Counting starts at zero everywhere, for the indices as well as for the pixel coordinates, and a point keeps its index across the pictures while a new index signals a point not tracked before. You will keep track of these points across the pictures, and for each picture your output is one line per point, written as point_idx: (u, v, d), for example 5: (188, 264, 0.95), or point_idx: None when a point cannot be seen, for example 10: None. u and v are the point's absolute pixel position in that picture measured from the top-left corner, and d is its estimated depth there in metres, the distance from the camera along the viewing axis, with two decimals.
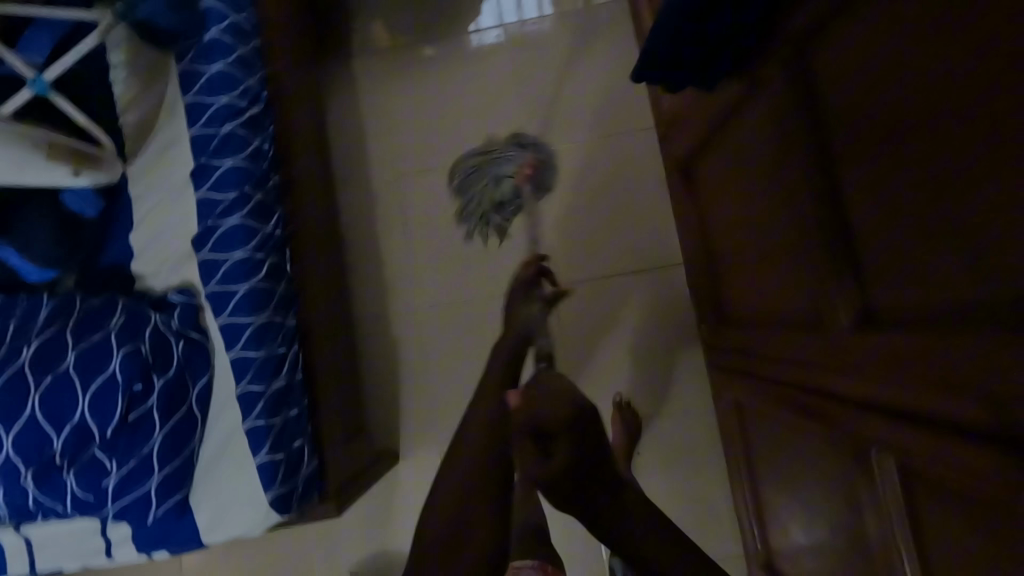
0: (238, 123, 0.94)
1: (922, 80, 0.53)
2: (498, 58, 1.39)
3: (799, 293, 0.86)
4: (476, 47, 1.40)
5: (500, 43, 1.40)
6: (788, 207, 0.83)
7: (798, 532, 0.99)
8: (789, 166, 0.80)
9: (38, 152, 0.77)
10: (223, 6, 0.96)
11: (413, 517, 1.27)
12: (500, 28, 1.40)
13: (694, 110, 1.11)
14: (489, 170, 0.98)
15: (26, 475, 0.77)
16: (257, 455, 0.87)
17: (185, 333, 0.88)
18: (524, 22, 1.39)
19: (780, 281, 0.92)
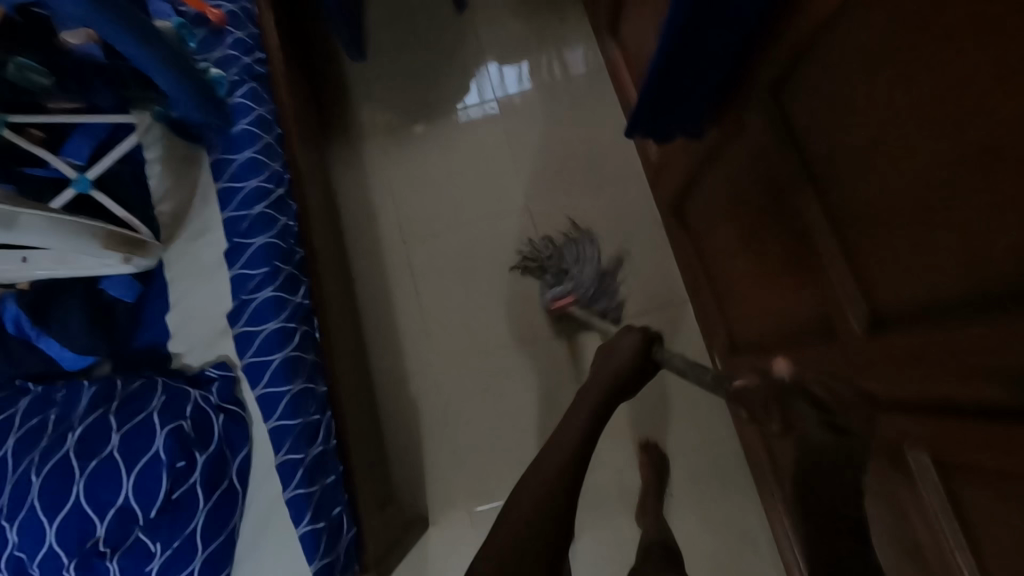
0: (267, 204, 1.01)
1: (912, 95, 0.58)
2: (489, 128, 1.51)
3: (805, 311, 0.89)
4: (464, 121, 1.51)
5: (493, 113, 1.52)
6: (784, 228, 0.87)
7: None
8: (782, 190, 0.85)
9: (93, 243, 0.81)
10: (250, 101, 1.05)
11: None
12: (484, 104, 1.52)
13: (676, 153, 1.19)
14: (582, 267, 1.35)
15: (70, 566, 0.76)
16: (299, 526, 0.85)
17: (224, 407, 0.89)
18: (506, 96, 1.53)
19: (785, 302, 0.95)
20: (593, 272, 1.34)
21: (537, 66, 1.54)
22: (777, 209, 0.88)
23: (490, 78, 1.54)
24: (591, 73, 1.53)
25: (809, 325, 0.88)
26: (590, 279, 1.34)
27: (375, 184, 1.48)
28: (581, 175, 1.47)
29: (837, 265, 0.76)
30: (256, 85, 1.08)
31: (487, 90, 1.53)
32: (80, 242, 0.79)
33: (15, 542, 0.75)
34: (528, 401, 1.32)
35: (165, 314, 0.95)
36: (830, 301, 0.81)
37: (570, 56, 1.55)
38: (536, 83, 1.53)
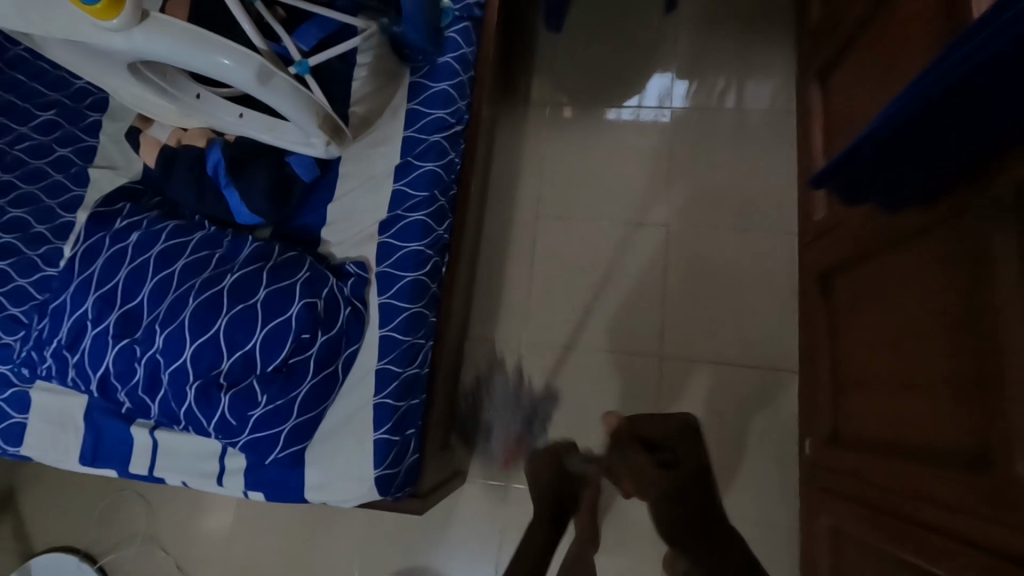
0: (445, 136, 1.06)
1: None
2: (648, 135, 1.49)
3: (942, 428, 0.82)
4: (615, 120, 1.51)
5: (660, 121, 1.49)
6: (957, 336, 0.80)
7: None
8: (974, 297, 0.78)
9: (313, 119, 0.84)
10: (461, 38, 1.10)
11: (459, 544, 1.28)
12: (638, 110, 1.50)
13: (846, 222, 1.12)
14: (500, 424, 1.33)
15: (193, 385, 0.86)
16: (376, 432, 0.91)
17: (352, 302, 0.95)
18: (673, 108, 1.49)
19: (915, 410, 0.88)
20: (518, 417, 1.33)
21: (718, 89, 1.49)
22: (960, 313, 0.80)
23: (664, 85, 1.51)
24: (770, 113, 1.46)
25: (949, 446, 0.80)
26: (518, 420, 1.33)
27: (526, 154, 1.52)
28: (723, 211, 1.42)
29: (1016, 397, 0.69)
30: (471, 26, 1.12)
31: (654, 95, 1.51)
32: (304, 113, 0.82)
33: (159, 347, 0.86)
34: (597, 406, 1.33)
35: (329, 203, 1.04)
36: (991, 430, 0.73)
37: (756, 89, 1.48)
38: (712, 106, 1.48)
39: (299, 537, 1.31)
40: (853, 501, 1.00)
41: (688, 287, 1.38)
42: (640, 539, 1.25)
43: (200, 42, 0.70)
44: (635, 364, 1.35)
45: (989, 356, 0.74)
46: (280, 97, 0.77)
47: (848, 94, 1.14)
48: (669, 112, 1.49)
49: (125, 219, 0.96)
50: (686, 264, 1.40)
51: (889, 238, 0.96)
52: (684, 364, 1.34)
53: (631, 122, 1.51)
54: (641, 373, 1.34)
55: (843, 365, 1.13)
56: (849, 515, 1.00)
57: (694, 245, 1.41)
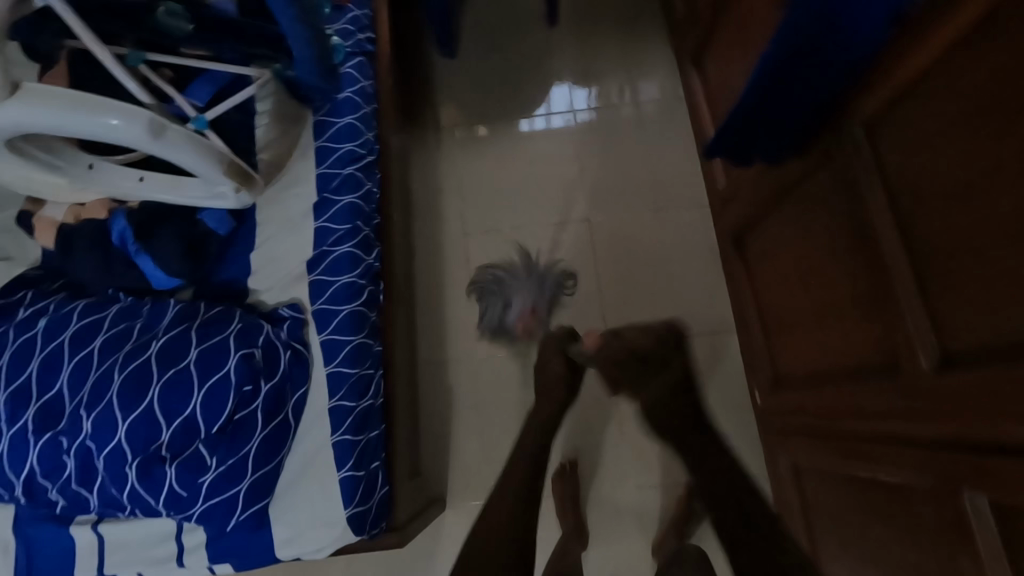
0: (358, 167, 1.07)
1: (1002, 150, 0.61)
2: (560, 140, 1.56)
3: (857, 348, 0.90)
4: (527, 130, 1.57)
5: (567, 125, 1.57)
6: (851, 264, 0.89)
7: None
8: (853, 224, 0.88)
9: (217, 166, 0.83)
10: (357, 73, 1.13)
11: None
12: (546, 116, 1.58)
13: (743, 185, 1.22)
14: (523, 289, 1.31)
15: (132, 465, 0.80)
16: (340, 471, 0.88)
17: (291, 344, 0.93)
18: (577, 112, 1.58)
19: (834, 338, 0.96)
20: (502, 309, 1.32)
21: (614, 89, 1.60)
22: (850, 242, 0.89)
23: (565, 93, 1.60)
24: (665, 103, 1.58)
25: (867, 363, 0.88)
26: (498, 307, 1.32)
27: (446, 177, 1.55)
28: (640, 199, 1.50)
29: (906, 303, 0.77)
30: (365, 60, 1.15)
31: (558, 104, 1.59)
32: (207, 162, 0.81)
33: (88, 432, 0.81)
34: None
35: (251, 252, 1.02)
36: (893, 338, 0.81)
37: (648, 83, 1.60)
38: (612, 105, 1.58)
39: None
40: (804, 437, 1.07)
41: (622, 273, 1.45)
42: (625, 524, 1.28)
43: (82, 105, 0.68)
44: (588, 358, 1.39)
45: (879, 274, 0.83)
46: (178, 148, 0.76)
47: (722, 75, 1.26)
48: (574, 116, 1.58)
49: (30, 307, 0.90)
50: (617, 251, 1.47)
51: (782, 192, 1.05)
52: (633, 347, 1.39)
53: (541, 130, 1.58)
54: None
55: (770, 316, 1.21)
56: (805, 450, 1.06)
57: (620, 233, 1.48)
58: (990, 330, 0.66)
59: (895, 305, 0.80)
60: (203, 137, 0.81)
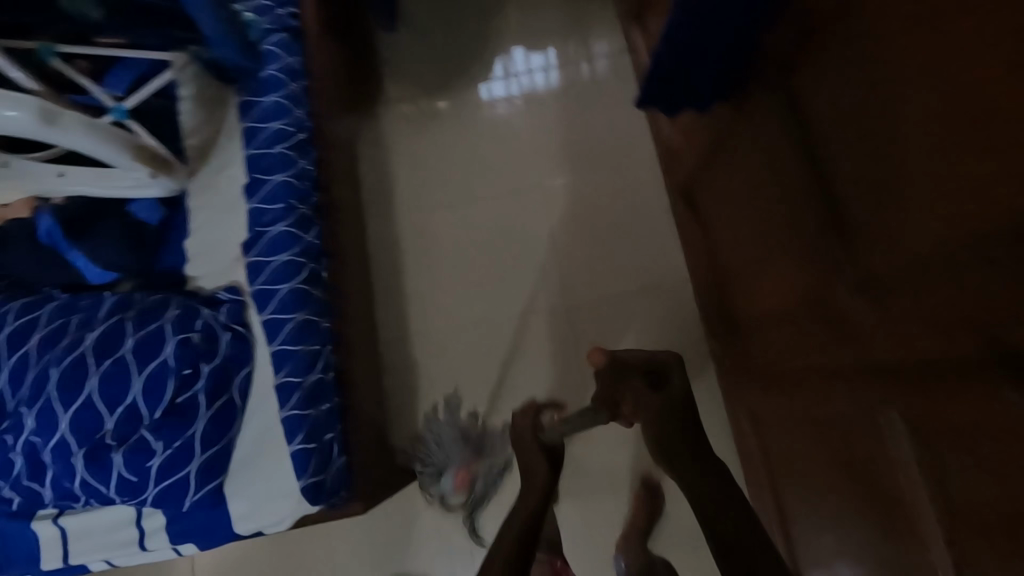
0: (288, 145, 1.06)
1: (892, 66, 0.62)
2: (516, 105, 1.54)
3: (791, 282, 0.91)
4: (486, 96, 1.55)
5: (517, 90, 1.55)
6: (779, 200, 0.90)
7: (817, 529, 0.97)
8: (775, 160, 0.88)
9: (125, 153, 0.83)
10: (281, 49, 1.11)
11: (430, 546, 1.29)
12: (505, 80, 1.56)
13: (686, 134, 1.22)
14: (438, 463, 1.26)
15: (78, 456, 0.81)
16: (291, 444, 0.90)
17: (232, 326, 0.94)
18: (534, 74, 1.56)
19: (772, 275, 0.98)
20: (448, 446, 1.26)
21: (566, 48, 1.58)
22: (775, 176, 0.89)
23: (522, 55, 1.57)
24: (619, 58, 1.55)
25: (798, 296, 0.89)
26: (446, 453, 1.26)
27: (398, 153, 1.53)
28: (596, 158, 1.49)
29: (824, 232, 0.78)
30: (288, 36, 1.13)
31: (517, 65, 1.57)
32: (114, 148, 0.81)
33: (31, 428, 0.81)
34: (523, 371, 1.37)
35: (185, 239, 1.01)
36: (817, 269, 0.83)
37: (602, 40, 1.58)
38: (565, 66, 1.56)
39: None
40: (757, 377, 1.09)
41: (578, 234, 1.45)
42: (596, 480, 1.31)
43: None
44: (551, 321, 1.40)
45: (801, 207, 0.84)
46: (77, 136, 0.77)
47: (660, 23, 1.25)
48: (533, 78, 1.56)
49: None
50: (573, 212, 1.47)
51: (717, 134, 1.05)
52: (590, 306, 1.40)
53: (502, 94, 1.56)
54: (556, 325, 1.40)
55: (720, 263, 1.22)
56: (758, 389, 1.09)
57: (576, 194, 1.48)
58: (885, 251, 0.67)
59: (817, 234, 0.81)
60: (105, 123, 0.82)
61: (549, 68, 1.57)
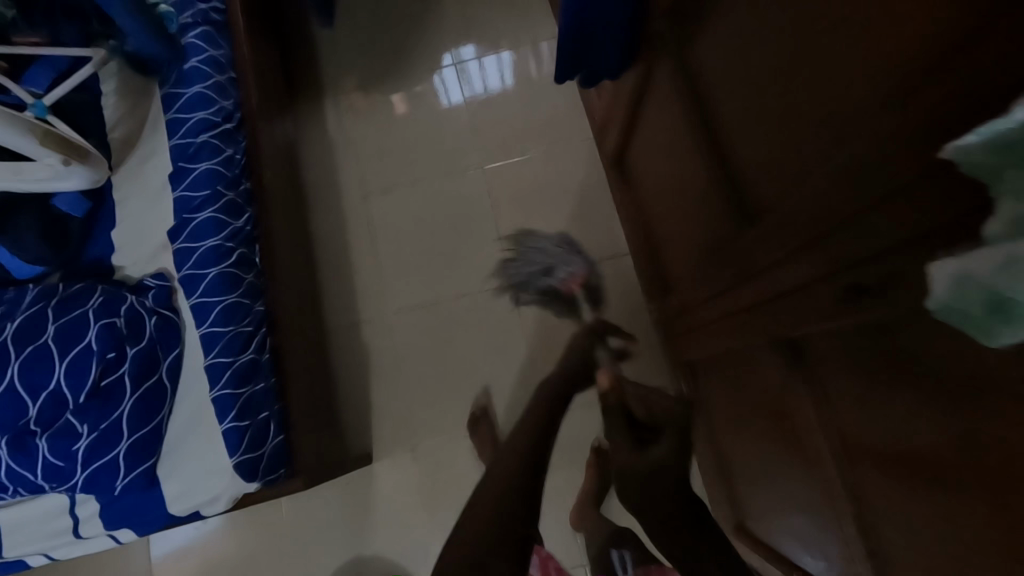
0: (214, 134, 1.07)
1: (754, 11, 0.65)
2: (463, 92, 1.57)
3: (706, 237, 0.95)
4: (437, 84, 1.58)
5: (465, 77, 1.58)
6: (687, 158, 0.93)
7: (750, 475, 1.00)
8: (678, 119, 0.92)
9: (29, 136, 0.87)
10: (203, 42, 1.12)
11: (386, 529, 1.30)
12: (455, 66, 1.59)
13: (614, 107, 1.25)
14: (553, 257, 1.44)
15: (2, 443, 0.82)
16: (223, 423, 0.91)
17: (159, 311, 0.94)
18: (482, 60, 1.59)
19: (691, 233, 1.01)
20: (540, 264, 1.43)
21: (509, 35, 1.61)
22: (679, 133, 0.93)
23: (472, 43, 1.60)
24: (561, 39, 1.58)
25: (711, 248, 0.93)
26: (555, 260, 1.43)
27: (343, 145, 1.55)
28: (537, 140, 1.53)
29: (719, 180, 0.82)
30: (211, 29, 1.14)
31: (467, 53, 1.60)
32: (16, 129, 0.86)
33: None
34: (472, 350, 1.40)
35: (112, 230, 1.02)
36: (720, 219, 0.86)
37: (543, 25, 1.61)
38: (508, 51, 1.59)
39: (226, 565, 1.28)
40: (687, 337, 1.12)
41: (523, 214, 1.48)
42: None
43: None
44: (499, 300, 1.42)
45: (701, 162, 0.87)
46: None
47: None
48: (483, 64, 1.58)
49: None
50: (517, 193, 1.50)
51: (634, 102, 1.09)
52: None
53: (454, 80, 1.58)
54: (503, 305, 1.42)
55: (652, 229, 1.25)
56: (689, 346, 1.12)
57: (519, 176, 1.51)
58: (762, 189, 0.70)
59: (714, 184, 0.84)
60: (33, 117, 0.89)
61: (497, 54, 1.59)
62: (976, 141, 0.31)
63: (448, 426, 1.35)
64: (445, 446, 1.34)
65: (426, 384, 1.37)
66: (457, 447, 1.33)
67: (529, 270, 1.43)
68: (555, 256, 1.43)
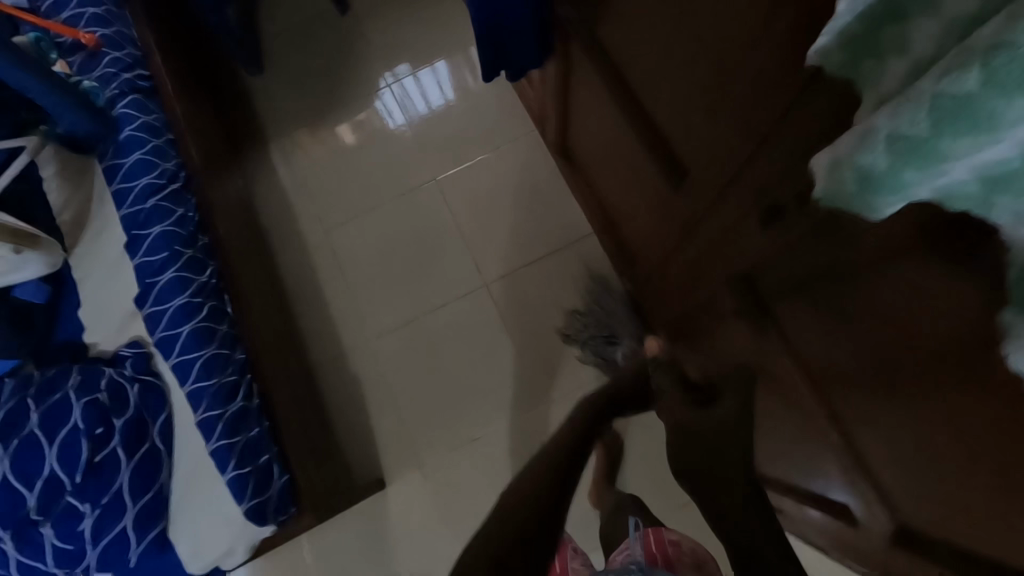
0: (162, 196, 1.08)
1: None
2: (406, 109, 1.60)
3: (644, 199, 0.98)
4: (379, 106, 1.60)
5: (405, 94, 1.61)
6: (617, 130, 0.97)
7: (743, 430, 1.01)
8: (600, 94, 0.95)
9: None
10: (134, 110, 1.13)
11: (411, 548, 1.30)
12: (393, 85, 1.62)
13: (547, 97, 1.29)
14: (616, 319, 1.34)
15: (6, 539, 0.81)
16: (225, 474, 0.91)
17: (139, 378, 0.95)
18: (418, 76, 1.62)
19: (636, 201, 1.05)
20: (608, 324, 1.35)
21: (439, 48, 1.64)
22: (605, 106, 0.96)
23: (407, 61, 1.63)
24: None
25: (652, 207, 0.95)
26: (620, 330, 1.33)
27: (295, 184, 1.56)
28: (481, 143, 1.55)
29: (645, 142, 0.85)
30: (139, 96, 1.15)
31: (403, 72, 1.63)
32: None
33: None
34: (460, 357, 1.41)
35: (78, 309, 1.02)
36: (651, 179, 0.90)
37: (466, 33, 1.65)
38: (442, 62, 1.62)
39: None
40: (656, 299, 1.14)
41: (482, 217, 1.51)
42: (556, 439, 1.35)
43: None
44: (477, 304, 1.44)
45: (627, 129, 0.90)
46: None
47: None
48: (420, 79, 1.61)
49: None
50: (473, 197, 1.52)
51: (562, 85, 1.12)
52: (507, 279, 1.46)
53: (396, 100, 1.61)
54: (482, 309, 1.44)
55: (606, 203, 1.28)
56: (662, 308, 1.14)
57: (472, 180, 1.53)
58: (687, 140, 0.73)
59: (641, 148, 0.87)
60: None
61: (431, 67, 1.63)
62: (831, 40, 0.33)
63: (451, 436, 1.36)
64: (453, 455, 1.35)
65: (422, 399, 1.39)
66: (464, 454, 1.35)
67: (594, 328, 1.37)
68: (621, 323, 1.33)
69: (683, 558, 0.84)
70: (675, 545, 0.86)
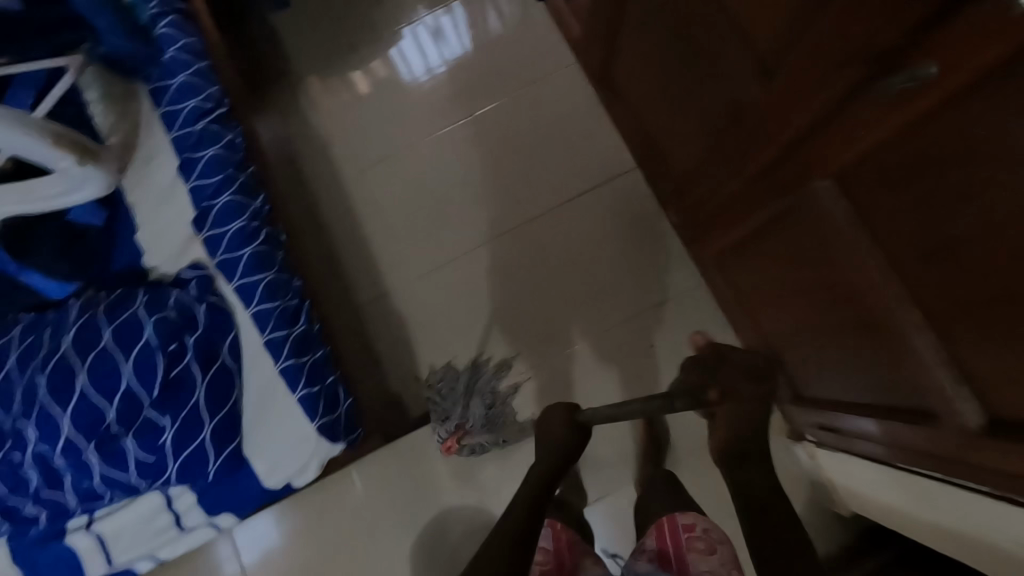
0: (210, 120, 1.05)
1: None
2: (423, 57, 1.48)
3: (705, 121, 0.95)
4: (395, 54, 1.49)
5: (420, 40, 1.50)
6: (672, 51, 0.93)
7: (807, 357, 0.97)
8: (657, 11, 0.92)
9: (42, 139, 0.83)
10: (174, 30, 1.08)
11: (462, 487, 1.27)
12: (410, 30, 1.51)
13: (593, 19, 1.21)
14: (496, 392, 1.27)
15: (89, 450, 0.83)
16: (296, 392, 0.92)
17: (205, 299, 0.94)
18: (437, 18, 1.51)
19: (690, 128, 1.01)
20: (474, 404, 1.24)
21: None
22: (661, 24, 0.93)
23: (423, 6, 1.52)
24: None
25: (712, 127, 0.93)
26: (477, 413, 1.24)
27: (319, 123, 1.47)
28: (512, 79, 1.46)
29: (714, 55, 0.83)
30: (178, 16, 1.10)
31: (420, 16, 1.51)
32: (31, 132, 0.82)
33: (35, 439, 0.82)
34: (503, 297, 1.36)
35: (135, 234, 1.01)
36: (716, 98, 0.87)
37: None
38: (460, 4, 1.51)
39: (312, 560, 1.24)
40: (714, 228, 1.11)
41: (520, 155, 1.43)
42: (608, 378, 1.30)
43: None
44: (518, 244, 1.39)
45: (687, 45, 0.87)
46: None
47: None
48: (439, 21, 1.50)
49: None
50: (510, 133, 1.44)
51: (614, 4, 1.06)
52: (550, 214, 1.40)
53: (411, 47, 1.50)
54: (523, 249, 1.38)
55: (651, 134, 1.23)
56: (717, 237, 1.12)
57: (508, 115, 1.45)
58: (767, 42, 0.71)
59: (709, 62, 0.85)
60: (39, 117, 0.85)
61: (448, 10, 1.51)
62: None
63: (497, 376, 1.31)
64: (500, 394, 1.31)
65: (464, 343, 1.34)
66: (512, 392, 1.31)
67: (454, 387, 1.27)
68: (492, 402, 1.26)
69: (697, 543, 0.87)
70: (690, 532, 0.90)
